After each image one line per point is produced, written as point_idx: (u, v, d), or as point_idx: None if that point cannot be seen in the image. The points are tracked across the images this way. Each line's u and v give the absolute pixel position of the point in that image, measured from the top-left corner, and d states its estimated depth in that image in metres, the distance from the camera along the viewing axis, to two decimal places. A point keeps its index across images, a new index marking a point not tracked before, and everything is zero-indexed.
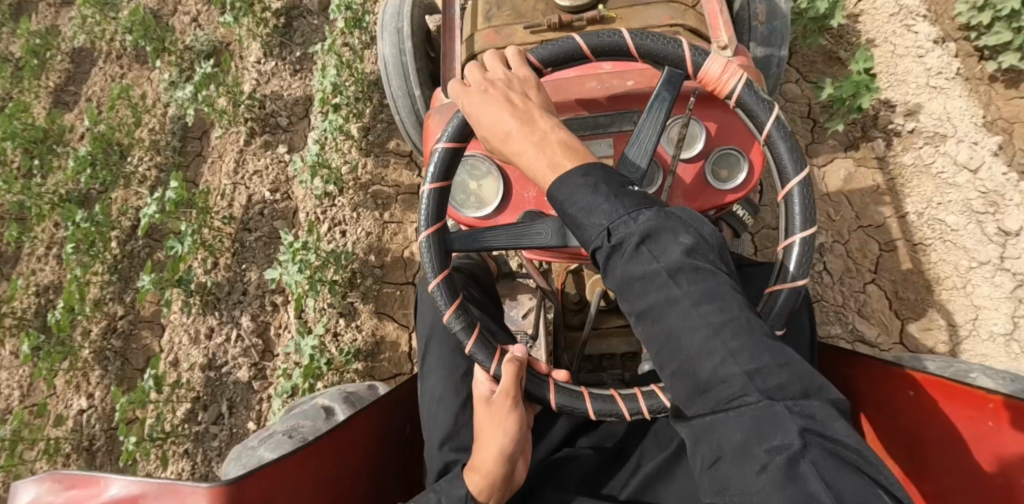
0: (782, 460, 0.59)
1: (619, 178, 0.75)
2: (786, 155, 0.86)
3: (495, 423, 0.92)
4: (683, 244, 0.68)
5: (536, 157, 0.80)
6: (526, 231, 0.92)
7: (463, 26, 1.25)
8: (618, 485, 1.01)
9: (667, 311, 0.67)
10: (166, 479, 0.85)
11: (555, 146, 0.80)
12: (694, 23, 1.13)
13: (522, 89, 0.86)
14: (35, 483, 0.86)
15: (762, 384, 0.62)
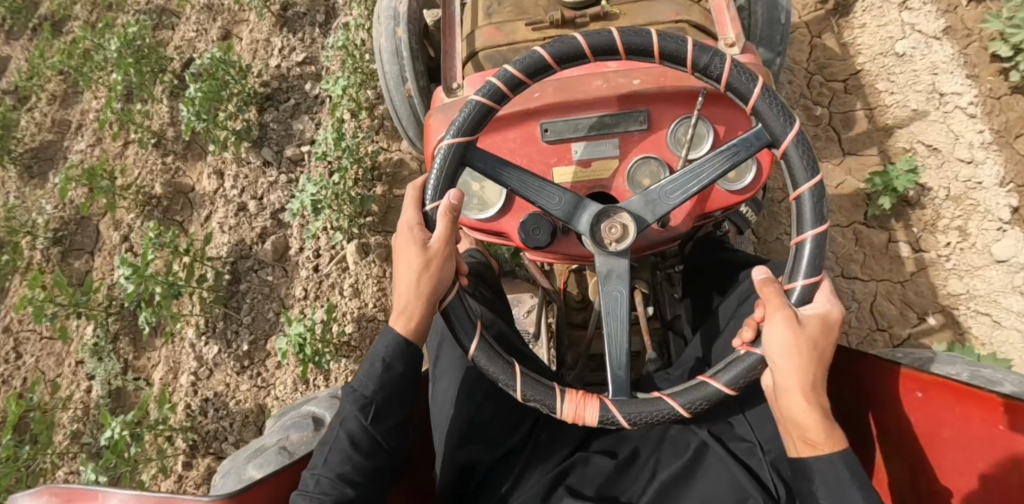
0: None
1: (810, 344, 0.81)
2: (806, 257, 0.84)
3: (433, 270, 0.88)
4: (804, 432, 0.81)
5: (785, 350, 0.80)
6: (540, 191, 0.90)
7: (463, 24, 1.22)
8: (636, 492, 0.99)
9: (829, 478, 0.79)
10: (164, 494, 0.83)
11: (811, 352, 0.80)
12: (700, 20, 1.10)
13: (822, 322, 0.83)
14: (29, 497, 0.85)
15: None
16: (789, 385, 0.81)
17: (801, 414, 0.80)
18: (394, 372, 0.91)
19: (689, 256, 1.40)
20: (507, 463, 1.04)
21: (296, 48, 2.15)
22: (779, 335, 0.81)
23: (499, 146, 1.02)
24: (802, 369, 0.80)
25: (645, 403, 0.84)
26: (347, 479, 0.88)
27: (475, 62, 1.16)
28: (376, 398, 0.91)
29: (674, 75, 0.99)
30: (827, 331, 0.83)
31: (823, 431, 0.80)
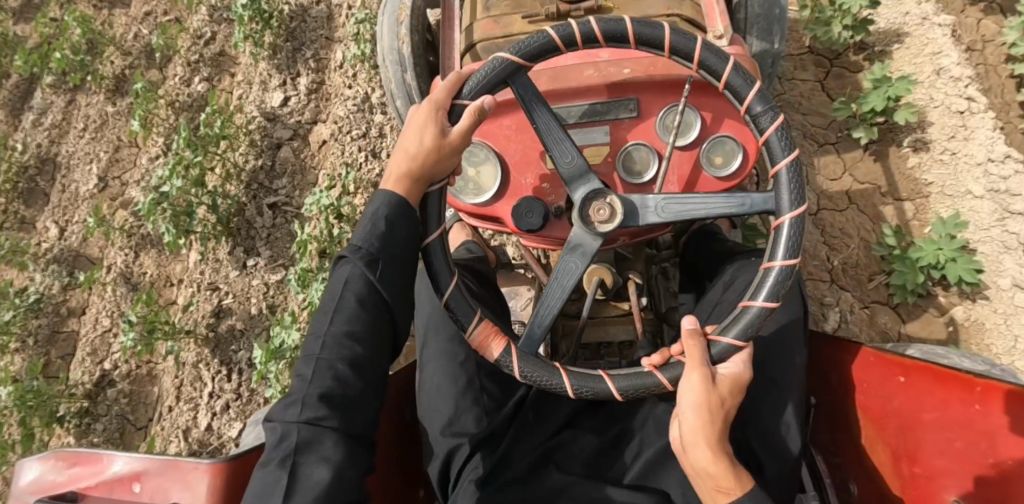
0: None
1: (716, 401, 0.82)
2: (768, 284, 0.86)
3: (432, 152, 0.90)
4: (713, 485, 0.80)
5: (692, 411, 0.82)
6: (554, 141, 0.93)
7: (462, 16, 1.27)
8: (621, 469, 1.02)
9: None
10: (166, 457, 0.86)
11: (717, 412, 0.82)
12: (691, 14, 1.14)
13: (733, 384, 0.84)
14: (38, 461, 0.89)
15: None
16: (695, 439, 0.80)
17: (709, 463, 0.80)
18: (398, 233, 0.91)
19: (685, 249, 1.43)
20: (492, 442, 1.05)
21: (230, 405, 1.82)
22: (688, 390, 0.83)
23: (497, 135, 1.08)
24: (709, 424, 0.81)
25: (540, 367, 0.90)
26: (354, 339, 0.89)
27: (472, 54, 1.19)
28: (383, 256, 0.90)
29: (663, 66, 1.03)
30: (733, 390, 0.84)
31: (733, 476, 0.79)
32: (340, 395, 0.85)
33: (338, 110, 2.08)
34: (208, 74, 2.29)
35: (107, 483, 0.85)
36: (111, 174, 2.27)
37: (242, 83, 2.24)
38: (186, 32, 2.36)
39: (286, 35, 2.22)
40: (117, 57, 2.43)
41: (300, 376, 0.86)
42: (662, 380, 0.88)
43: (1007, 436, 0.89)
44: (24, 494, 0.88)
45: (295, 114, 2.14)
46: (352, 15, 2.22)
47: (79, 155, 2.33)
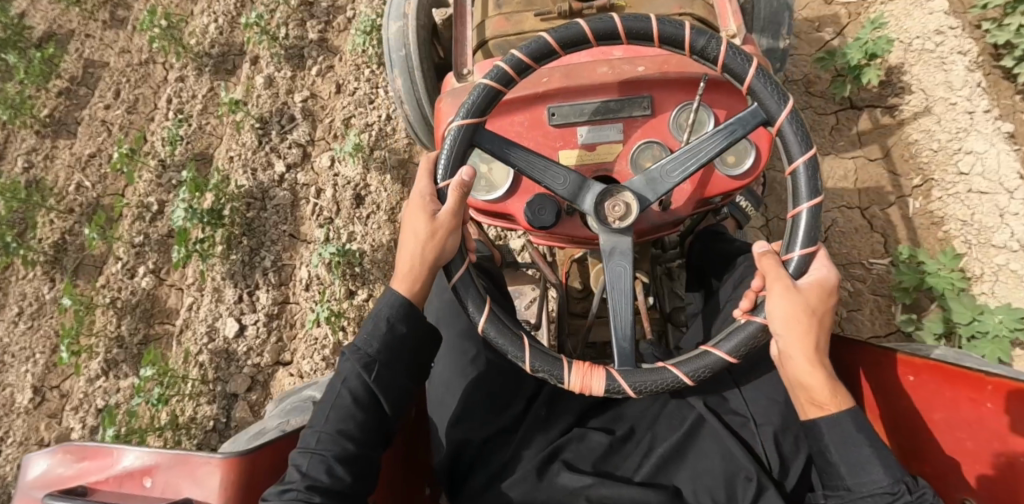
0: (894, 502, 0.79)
1: (807, 311, 0.84)
2: (804, 181, 0.86)
3: (432, 238, 0.91)
4: (805, 394, 0.87)
5: (783, 326, 0.84)
6: (545, 172, 0.93)
7: (473, 12, 1.25)
8: (631, 467, 1.01)
9: (839, 434, 0.84)
10: (178, 450, 0.85)
11: (810, 322, 0.84)
12: (703, 13, 1.14)
13: (821, 294, 0.85)
14: (47, 455, 0.88)
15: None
16: (794, 352, 0.85)
17: (811, 382, 0.85)
18: (397, 332, 0.94)
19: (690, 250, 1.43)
20: (500, 442, 1.05)
21: None
22: (780, 309, 0.84)
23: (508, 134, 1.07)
24: (808, 343, 0.84)
25: (651, 372, 0.87)
26: (348, 435, 0.90)
27: (485, 50, 1.20)
28: (380, 358, 0.93)
29: (676, 63, 1.03)
30: (825, 300, 0.86)
31: (827, 390, 0.85)
32: (331, 488, 0.86)
33: (305, 363, 1.76)
34: (155, 263, 1.96)
35: (118, 478, 0.85)
36: (49, 383, 1.91)
37: (193, 285, 1.91)
38: (128, 212, 2.02)
39: (243, 228, 1.92)
40: (54, 218, 2.06)
41: (294, 466, 0.87)
42: (761, 322, 0.86)
43: (1012, 433, 0.91)
44: (30, 489, 0.87)
45: (252, 354, 1.80)
46: (320, 212, 1.93)
47: (14, 351, 1.95)
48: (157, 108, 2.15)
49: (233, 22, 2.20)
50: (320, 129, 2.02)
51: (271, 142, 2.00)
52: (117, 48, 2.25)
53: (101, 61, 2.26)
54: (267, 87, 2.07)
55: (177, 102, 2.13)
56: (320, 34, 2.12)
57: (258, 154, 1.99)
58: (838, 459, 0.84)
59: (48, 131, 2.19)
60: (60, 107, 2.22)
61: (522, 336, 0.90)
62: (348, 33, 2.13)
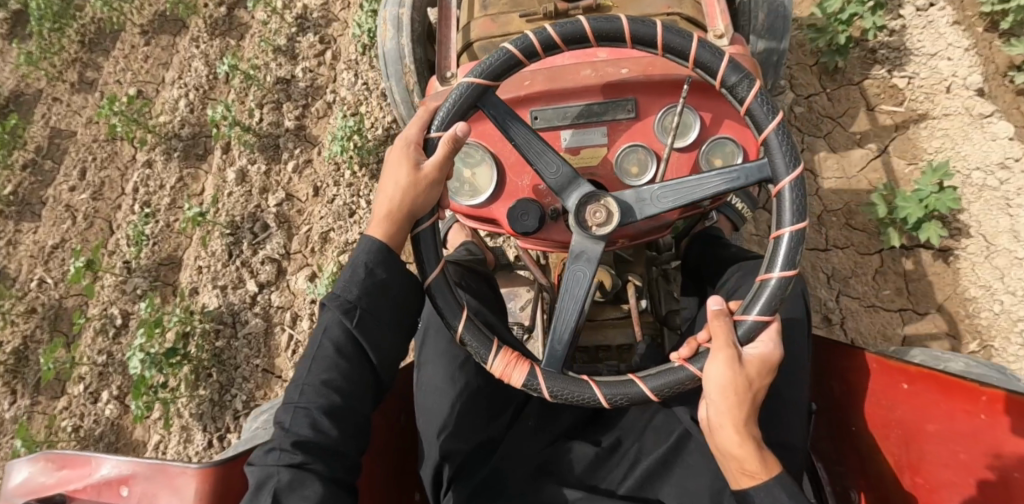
0: None
1: (743, 385, 0.81)
2: (784, 249, 0.83)
3: (415, 190, 0.90)
4: (736, 465, 0.82)
5: (715, 391, 0.82)
6: (538, 155, 0.92)
7: (460, 16, 1.25)
8: (616, 480, 1.01)
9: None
10: (156, 460, 0.85)
11: (744, 394, 0.81)
12: (692, 12, 1.12)
13: (760, 367, 0.83)
14: (28, 463, 0.88)
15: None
16: (722, 420, 0.82)
17: (741, 458, 0.81)
18: (376, 278, 0.91)
19: (686, 252, 1.41)
20: (487, 451, 1.04)
21: None
22: (713, 377, 0.82)
23: (492, 137, 1.06)
24: (739, 413, 0.81)
25: (571, 383, 0.87)
26: (333, 386, 0.88)
27: (469, 53, 1.18)
28: (361, 303, 0.90)
29: (662, 65, 1.01)
30: (760, 375, 0.83)
31: (758, 460, 0.81)
32: (311, 439, 0.84)
33: None
34: (119, 388, 1.93)
35: (96, 486, 0.85)
36: None
37: (159, 424, 1.85)
38: (91, 325, 2.00)
39: (212, 360, 1.86)
40: (17, 318, 2.09)
41: (279, 424, 0.86)
42: (693, 372, 0.84)
43: (1011, 434, 0.86)
44: (11, 497, 0.87)
45: None
46: (294, 344, 1.86)
47: None
48: (123, 195, 2.17)
49: (202, 103, 2.19)
50: (296, 241, 1.95)
51: (242, 254, 1.95)
52: (84, 117, 2.32)
53: (67, 131, 2.33)
54: (239, 182, 2.03)
55: (144, 195, 2.12)
56: (297, 121, 2.07)
57: (228, 266, 1.94)
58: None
59: (11, 211, 2.25)
60: (24, 183, 2.28)
61: (463, 307, 0.90)
62: (326, 119, 2.07)
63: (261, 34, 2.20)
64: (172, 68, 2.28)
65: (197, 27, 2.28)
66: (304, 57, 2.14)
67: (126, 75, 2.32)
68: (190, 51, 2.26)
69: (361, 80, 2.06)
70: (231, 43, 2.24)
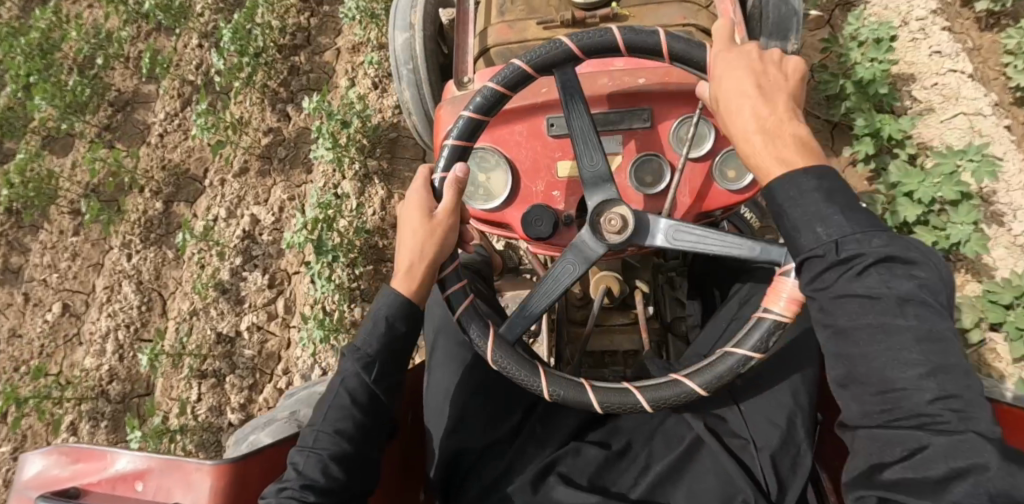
0: (966, 470, 0.59)
1: (750, 61, 0.82)
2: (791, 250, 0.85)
3: (434, 238, 0.91)
4: (860, 243, 0.67)
5: (730, 81, 0.81)
6: None
7: (476, 22, 1.26)
8: (627, 484, 1.01)
9: (868, 300, 0.66)
10: (170, 455, 0.86)
11: (776, 98, 0.79)
12: (707, 25, 1.14)
13: (777, 68, 0.83)
14: (42, 455, 0.89)
15: (912, 294, 0.65)
16: (732, 72, 0.81)
17: (766, 163, 0.76)
18: (396, 331, 0.92)
19: (693, 261, 1.42)
20: (496, 451, 1.06)
21: None
22: (726, 79, 0.82)
23: (508, 142, 1.06)
24: (763, 92, 0.79)
25: (573, 386, 0.88)
26: (344, 435, 0.90)
27: (486, 59, 1.19)
28: (379, 357, 0.92)
29: (679, 75, 1.02)
30: (786, 72, 0.83)
31: (779, 134, 0.76)
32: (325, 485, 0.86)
33: None
34: None
35: (111, 481, 0.86)
36: None
37: None
38: None
39: None
40: None
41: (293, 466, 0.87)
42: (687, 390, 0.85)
43: (1020, 443, 0.85)
44: (26, 488, 0.88)
45: None
46: None
47: None
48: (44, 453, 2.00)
49: (133, 346, 2.03)
50: None
51: None
52: (9, 329, 2.16)
53: None
54: None
55: None
56: (242, 411, 1.88)
57: None
58: (790, 220, 0.72)
59: None
60: None
61: (470, 295, 0.93)
62: None
63: (198, 265, 2.05)
64: (104, 272, 2.13)
65: (128, 229, 2.15)
66: (250, 304, 1.98)
67: (54, 275, 2.17)
68: (122, 263, 2.11)
69: (319, 366, 1.86)
70: (167, 253, 2.11)
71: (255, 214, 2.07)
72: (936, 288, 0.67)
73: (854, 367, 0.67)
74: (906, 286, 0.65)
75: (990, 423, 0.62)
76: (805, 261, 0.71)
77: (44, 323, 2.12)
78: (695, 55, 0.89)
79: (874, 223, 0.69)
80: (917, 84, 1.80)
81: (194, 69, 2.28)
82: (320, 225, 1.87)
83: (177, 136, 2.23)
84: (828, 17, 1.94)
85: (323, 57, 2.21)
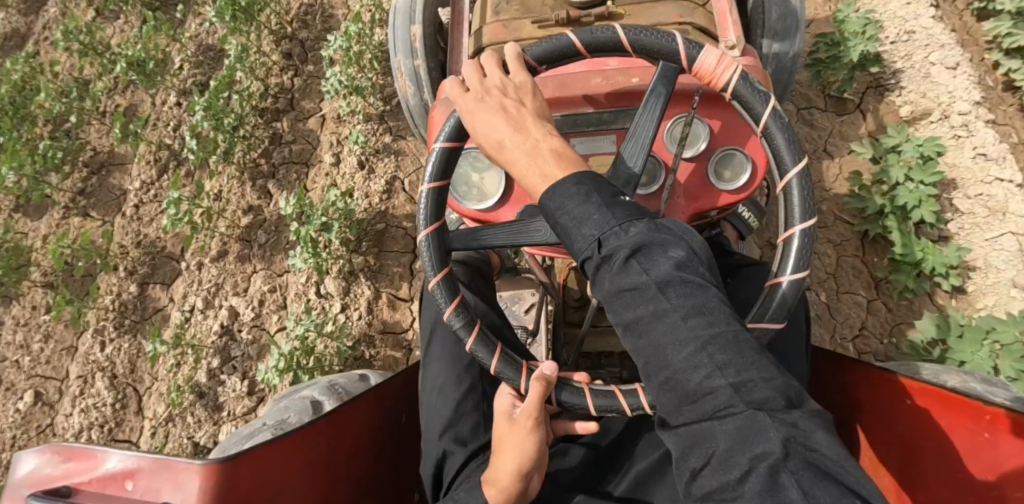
0: (764, 468, 0.55)
1: (499, 102, 0.85)
2: (796, 200, 0.82)
3: (517, 433, 0.91)
4: (673, 259, 0.66)
5: (503, 126, 0.83)
6: (524, 229, 0.92)
7: (471, 21, 1.25)
8: (613, 482, 1.01)
9: (649, 298, 0.65)
10: (161, 455, 0.86)
11: (547, 154, 0.79)
12: (704, 22, 1.12)
13: (518, 95, 0.86)
14: (36, 454, 0.89)
15: (670, 275, 0.65)
16: (500, 122, 0.83)
17: (533, 178, 0.79)
18: None
19: None
20: None
21: None
22: (473, 117, 0.86)
23: None
24: (511, 119, 0.83)
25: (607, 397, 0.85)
26: None
27: (481, 58, 1.19)
28: None
29: None
30: (521, 93, 0.87)
31: (558, 159, 0.78)
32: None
33: None
34: None
35: (102, 480, 0.86)
36: None
37: None
38: None
39: None
40: None
41: None
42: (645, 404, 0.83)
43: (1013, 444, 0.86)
44: (18, 486, 0.88)
45: None
46: None
47: None
48: None
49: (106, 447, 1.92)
50: None
51: None
52: None
53: None
54: None
55: None
56: None
57: None
58: (563, 228, 0.74)
59: None
60: None
61: (497, 344, 0.91)
62: None
63: (170, 380, 1.92)
64: (77, 359, 2.05)
65: (100, 318, 2.07)
66: (229, 412, 1.85)
67: (26, 357, 2.10)
68: (94, 352, 2.02)
69: None
70: (142, 343, 2.04)
71: (233, 306, 1.99)
72: (695, 261, 0.68)
73: (646, 361, 0.66)
74: (662, 269, 0.65)
75: (771, 384, 0.60)
76: (583, 264, 0.72)
77: (16, 413, 2.03)
78: (688, 57, 0.88)
79: (632, 214, 0.71)
80: (960, 191, 1.74)
81: (171, 132, 2.29)
82: (297, 356, 1.72)
83: (153, 207, 2.21)
84: (858, 101, 1.92)
85: (306, 124, 2.21)
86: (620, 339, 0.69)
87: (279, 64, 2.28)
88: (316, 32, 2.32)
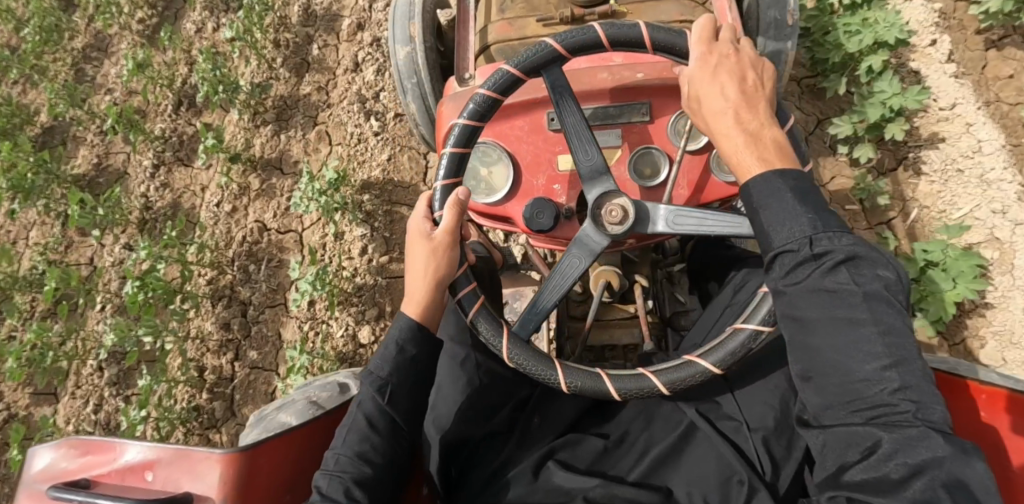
0: (924, 478, 0.65)
1: (739, 73, 0.86)
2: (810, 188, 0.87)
3: (437, 257, 0.95)
4: (883, 279, 0.72)
5: (725, 102, 0.84)
6: (579, 143, 0.95)
7: (477, 17, 1.27)
8: (625, 468, 1.03)
9: (840, 300, 0.71)
10: (180, 445, 0.87)
11: (768, 142, 0.82)
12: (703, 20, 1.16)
13: (760, 75, 0.87)
14: (50, 449, 0.89)
15: (878, 292, 0.71)
16: (727, 98, 0.84)
17: (745, 161, 0.82)
18: (407, 355, 0.97)
19: (690, 257, 1.44)
20: (498, 442, 1.08)
21: None
22: (702, 76, 0.87)
23: (509, 136, 1.08)
24: (744, 93, 0.84)
25: (539, 363, 0.90)
26: (366, 458, 0.93)
27: (487, 55, 1.21)
28: (391, 380, 0.96)
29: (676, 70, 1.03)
30: (763, 73, 0.87)
31: (777, 150, 0.81)
32: (388, 427, 0.95)
33: None
34: None
35: (120, 471, 0.87)
36: None
37: None
38: None
39: None
40: None
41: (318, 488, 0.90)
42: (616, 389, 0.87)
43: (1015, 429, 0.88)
44: (34, 482, 0.88)
45: None
46: None
47: None
48: None
49: None
50: None
51: None
52: None
53: None
54: None
55: None
56: None
57: None
58: (764, 220, 0.78)
59: None
60: None
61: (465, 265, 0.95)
62: None
63: None
64: None
65: None
66: None
67: None
68: None
69: None
70: None
71: None
72: (897, 287, 0.74)
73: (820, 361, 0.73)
74: (874, 284, 0.71)
75: (944, 413, 0.69)
76: (776, 257, 0.77)
77: None
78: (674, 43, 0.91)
79: (842, 227, 0.75)
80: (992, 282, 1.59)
81: (90, 414, 1.93)
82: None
83: None
84: None
85: None
86: (789, 335, 0.76)
87: (215, 340, 1.93)
88: (262, 293, 1.98)
